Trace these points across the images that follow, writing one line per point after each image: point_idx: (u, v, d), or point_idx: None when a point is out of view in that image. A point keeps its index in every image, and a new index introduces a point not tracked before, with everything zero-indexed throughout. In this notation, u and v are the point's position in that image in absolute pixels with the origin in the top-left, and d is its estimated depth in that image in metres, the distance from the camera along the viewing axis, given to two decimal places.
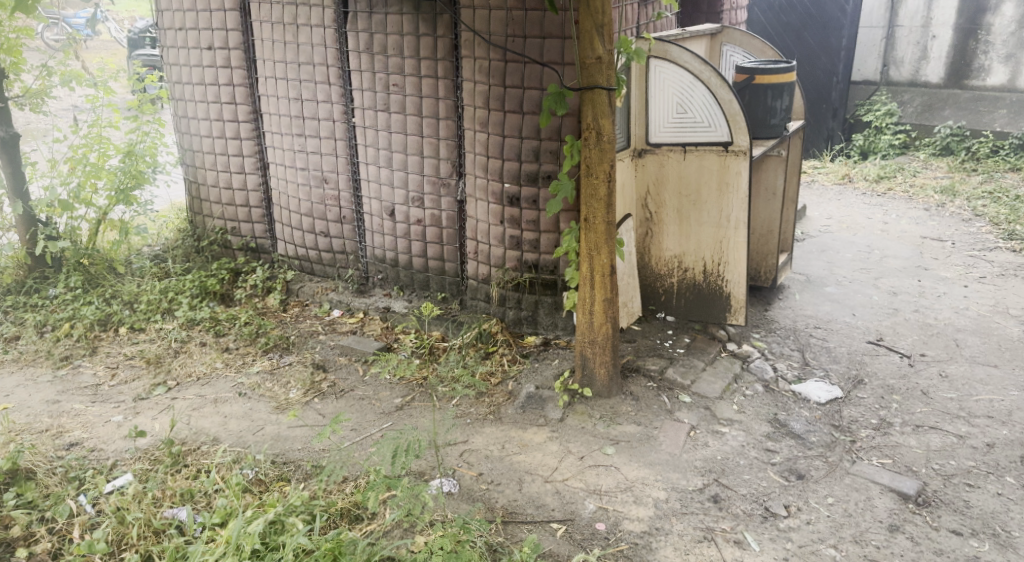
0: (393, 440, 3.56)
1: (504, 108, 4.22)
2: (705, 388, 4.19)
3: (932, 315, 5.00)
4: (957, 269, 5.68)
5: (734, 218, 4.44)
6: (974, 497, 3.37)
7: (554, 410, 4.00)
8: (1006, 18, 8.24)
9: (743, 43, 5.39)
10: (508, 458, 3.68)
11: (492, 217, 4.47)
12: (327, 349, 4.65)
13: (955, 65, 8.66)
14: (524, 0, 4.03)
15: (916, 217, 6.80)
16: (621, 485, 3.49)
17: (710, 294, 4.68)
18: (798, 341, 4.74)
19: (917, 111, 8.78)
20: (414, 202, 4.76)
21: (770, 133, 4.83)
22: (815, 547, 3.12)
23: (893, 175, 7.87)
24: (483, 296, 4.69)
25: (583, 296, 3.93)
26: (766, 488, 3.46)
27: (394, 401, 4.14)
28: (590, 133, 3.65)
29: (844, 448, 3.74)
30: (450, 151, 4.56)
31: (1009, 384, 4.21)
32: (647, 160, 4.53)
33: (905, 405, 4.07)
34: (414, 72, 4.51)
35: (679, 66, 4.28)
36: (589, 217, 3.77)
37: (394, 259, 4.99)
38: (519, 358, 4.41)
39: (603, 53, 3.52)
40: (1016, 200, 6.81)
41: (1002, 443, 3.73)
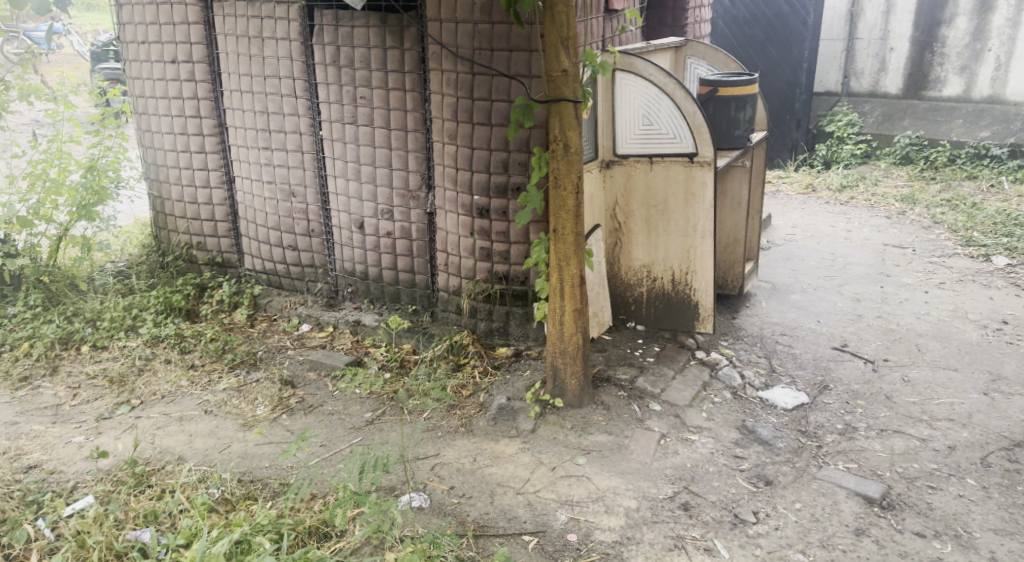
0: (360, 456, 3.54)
1: (472, 121, 4.24)
2: (675, 397, 4.22)
3: (894, 321, 5.09)
4: (918, 275, 5.79)
5: (701, 227, 4.50)
6: (936, 499, 3.44)
7: (526, 421, 4.00)
8: (960, 31, 8.45)
9: (708, 56, 5.48)
10: (479, 470, 3.67)
11: (462, 229, 4.47)
12: (295, 364, 4.61)
13: (912, 77, 8.84)
14: (490, 14, 4.05)
15: (878, 225, 6.92)
16: (593, 495, 3.50)
17: (678, 303, 4.73)
18: (765, 348, 4.80)
19: (877, 121, 8.96)
20: (383, 214, 4.75)
21: (734, 144, 4.90)
22: (783, 553, 3.15)
23: (855, 184, 8.01)
24: (454, 307, 4.69)
25: (553, 307, 3.94)
26: (735, 495, 3.50)
27: (364, 416, 4.11)
28: (557, 145, 3.68)
29: (811, 453, 3.79)
30: (419, 164, 4.55)
31: (969, 387, 4.29)
32: (614, 171, 4.57)
33: (869, 409, 4.13)
34: (381, 84, 4.51)
35: (644, 79, 4.34)
36: (559, 228, 3.80)
37: (364, 272, 4.97)
38: (491, 370, 4.41)
39: (569, 66, 3.55)
40: (974, 208, 6.97)
41: (963, 445, 3.80)
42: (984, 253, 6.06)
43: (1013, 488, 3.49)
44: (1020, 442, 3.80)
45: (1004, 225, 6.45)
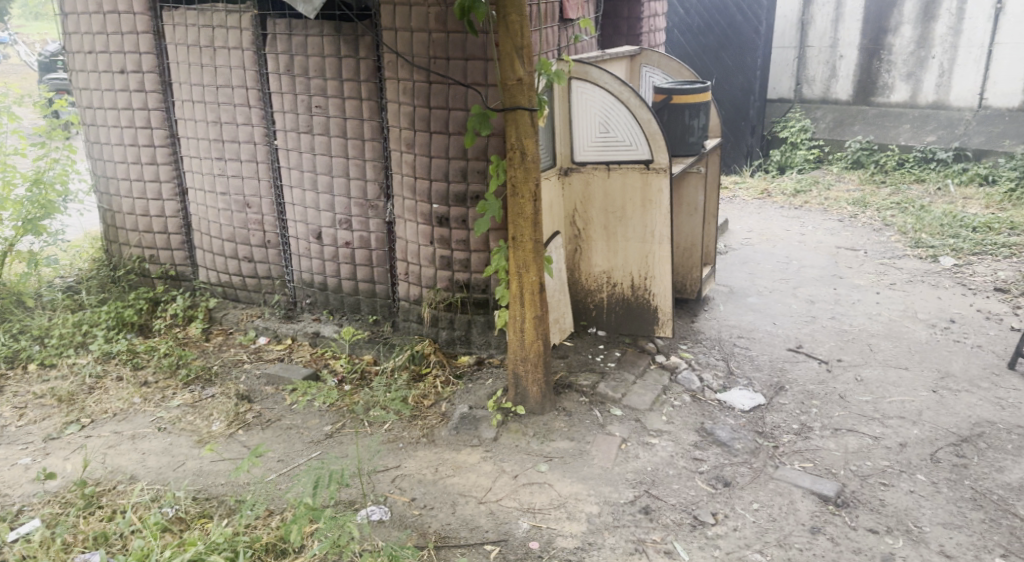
0: (315, 470, 3.51)
1: (429, 129, 4.23)
2: (636, 401, 4.25)
3: (847, 322, 5.18)
4: (870, 276, 5.92)
5: (658, 233, 4.55)
6: (889, 496, 3.50)
7: (488, 429, 3.99)
8: (905, 39, 8.66)
9: (661, 64, 5.54)
10: (441, 481, 3.66)
11: (421, 238, 4.46)
12: (252, 379, 4.54)
13: (862, 83, 9.05)
14: (445, 23, 4.05)
15: (831, 228, 7.06)
16: (554, 502, 3.50)
17: (638, 308, 4.77)
18: (723, 351, 4.85)
19: (829, 126, 9.11)
20: (341, 224, 4.71)
21: (689, 150, 4.97)
22: (741, 553, 3.19)
23: (808, 189, 8.15)
24: (416, 317, 4.67)
25: (514, 314, 3.95)
26: (694, 497, 3.53)
27: (323, 429, 4.07)
28: (514, 153, 3.69)
29: (768, 453, 3.84)
30: (377, 173, 4.53)
31: (919, 385, 4.39)
32: (572, 178, 4.59)
33: (824, 409, 4.20)
34: (336, 93, 4.48)
35: (600, 87, 4.38)
36: (517, 235, 3.81)
37: (322, 283, 4.92)
38: (453, 379, 4.40)
39: (524, 75, 3.56)
40: (922, 210, 7.14)
41: (913, 441, 3.88)
42: (932, 254, 6.21)
43: (961, 482, 3.57)
44: (967, 438, 3.90)
45: (950, 227, 6.62)
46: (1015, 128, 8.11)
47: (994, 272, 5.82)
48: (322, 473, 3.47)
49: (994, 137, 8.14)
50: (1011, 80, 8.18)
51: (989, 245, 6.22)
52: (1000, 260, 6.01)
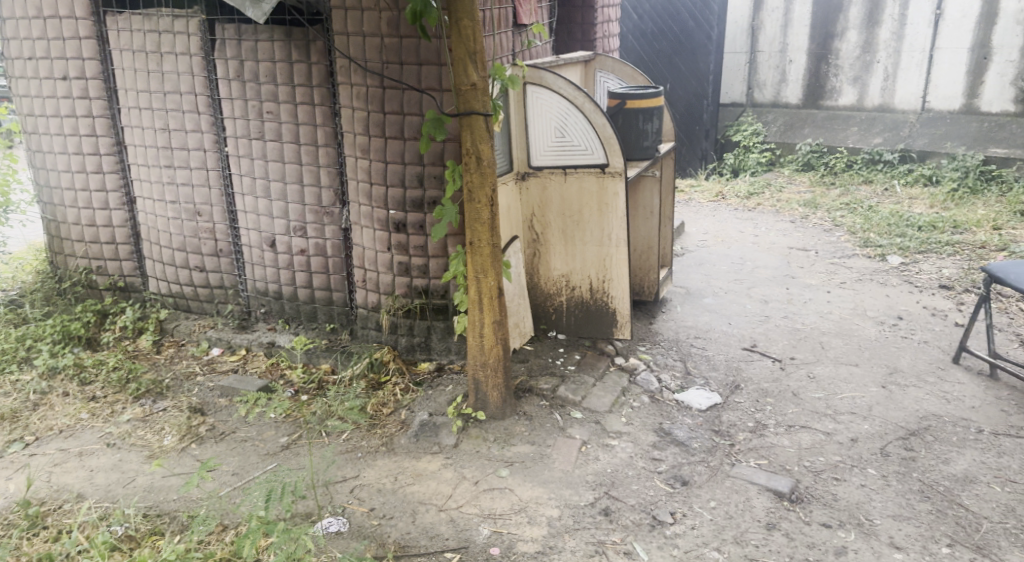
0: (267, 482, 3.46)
1: (384, 134, 4.21)
2: (596, 403, 4.27)
3: (800, 321, 5.28)
4: (821, 276, 6.03)
5: (615, 236, 4.59)
6: (841, 490, 3.57)
7: (448, 436, 3.97)
8: (852, 43, 8.85)
9: (616, 70, 5.59)
10: (401, 490, 3.63)
11: (378, 244, 4.43)
12: (206, 391, 4.46)
13: (811, 87, 9.23)
14: (397, 28, 4.03)
15: (783, 229, 7.19)
16: (515, 507, 3.50)
17: (597, 311, 4.80)
18: (680, 352, 4.90)
19: (780, 129, 9.28)
20: (296, 231, 4.66)
21: (643, 154, 5.01)
22: (699, 552, 3.23)
23: (761, 191, 8.29)
24: (374, 324, 4.64)
25: (472, 320, 3.94)
26: (653, 497, 3.56)
27: (279, 441, 4.01)
28: (469, 158, 3.69)
29: (725, 452, 3.89)
30: (332, 179, 4.49)
31: (869, 381, 4.48)
32: (529, 183, 4.61)
33: (778, 407, 4.27)
34: (288, 98, 4.43)
35: (555, 92, 4.40)
36: (475, 240, 3.81)
37: (277, 291, 4.86)
38: (412, 387, 4.37)
39: (477, 80, 3.57)
40: (870, 210, 7.31)
41: (864, 436, 3.96)
42: (880, 253, 6.35)
43: (910, 475, 3.65)
44: (915, 431, 3.99)
45: (897, 226, 6.79)
46: (957, 130, 8.34)
47: (939, 269, 5.97)
48: (275, 485, 3.43)
49: (937, 139, 8.37)
50: (952, 84, 8.41)
51: (933, 243, 6.38)
52: (944, 257, 6.17)
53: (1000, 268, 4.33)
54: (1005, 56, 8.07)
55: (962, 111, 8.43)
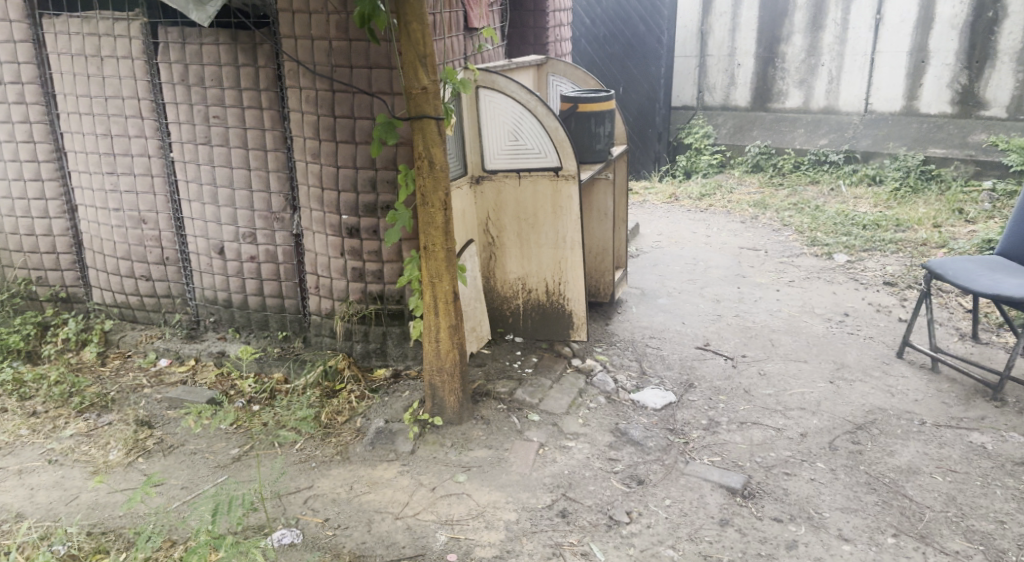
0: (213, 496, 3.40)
1: (335, 139, 4.17)
2: (553, 405, 4.29)
3: (750, 319, 5.36)
4: (771, 275, 6.14)
5: (569, 238, 4.61)
6: (792, 485, 3.63)
7: (405, 443, 3.94)
8: (797, 47, 9.04)
9: (568, 74, 5.61)
10: (357, 499, 3.59)
11: (331, 250, 4.39)
12: (153, 404, 4.37)
13: (758, 90, 9.39)
14: (346, 31, 4.00)
15: (734, 229, 7.30)
16: (472, 512, 3.49)
17: (553, 314, 4.82)
18: (636, 352, 4.94)
19: (729, 132, 9.42)
20: (245, 238, 4.59)
21: (596, 157, 5.04)
22: (655, 550, 3.26)
23: (713, 193, 8.41)
24: (328, 331, 4.58)
25: (427, 325, 3.93)
26: (609, 497, 3.58)
27: (230, 452, 3.94)
28: (422, 162, 3.68)
29: (679, 450, 3.93)
30: (282, 184, 4.44)
31: (817, 377, 4.57)
32: (484, 187, 4.61)
33: (730, 404, 4.33)
34: (235, 102, 4.37)
35: (507, 96, 4.41)
36: (429, 245, 3.79)
37: (227, 299, 4.78)
38: (368, 394, 4.33)
39: (428, 83, 3.56)
40: (816, 210, 7.46)
41: (813, 431, 4.04)
42: (827, 251, 6.49)
43: (857, 468, 3.73)
44: (861, 425, 4.08)
45: (843, 226, 6.94)
46: (898, 131, 8.56)
47: (883, 266, 6.12)
48: (222, 499, 3.37)
49: (880, 140, 8.57)
50: (892, 87, 8.63)
51: (877, 241, 6.54)
52: (888, 255, 6.32)
53: (940, 265, 4.44)
54: (941, 60, 8.32)
55: (902, 113, 8.65)
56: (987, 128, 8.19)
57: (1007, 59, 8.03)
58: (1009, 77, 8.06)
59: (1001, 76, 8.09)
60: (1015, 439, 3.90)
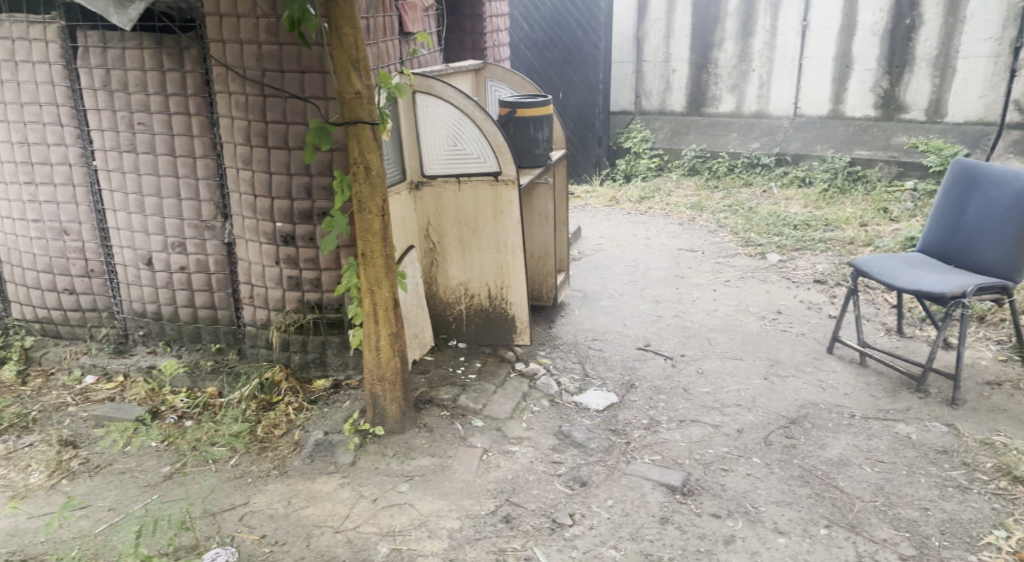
0: (138, 518, 3.29)
1: (267, 144, 4.09)
2: (496, 410, 4.26)
3: (689, 319, 5.43)
4: (708, 275, 6.23)
5: (511, 243, 4.61)
6: (729, 480, 3.68)
7: (345, 454, 3.88)
8: (729, 53, 9.21)
9: (506, 79, 5.61)
10: (295, 514, 3.52)
11: (266, 258, 4.30)
12: (78, 423, 4.21)
13: (693, 95, 9.55)
14: (277, 35, 3.93)
15: (672, 231, 7.40)
16: (415, 522, 3.45)
17: (496, 318, 4.82)
18: (579, 354, 4.95)
19: (667, 136, 9.55)
20: (175, 247, 4.47)
21: (536, 162, 5.04)
22: (597, 551, 3.27)
23: (652, 196, 8.51)
24: (264, 342, 4.49)
25: (368, 333, 3.87)
26: (552, 500, 3.57)
27: (161, 471, 3.82)
28: (357, 168, 3.63)
29: (620, 450, 3.95)
30: (212, 192, 4.32)
31: (752, 373, 4.65)
32: (424, 192, 4.56)
33: (669, 403, 4.37)
34: (161, 108, 4.25)
35: (443, 101, 4.38)
36: (367, 251, 3.74)
37: (156, 312, 4.64)
38: (307, 405, 4.25)
39: (362, 88, 3.52)
40: (750, 211, 7.61)
41: (749, 427, 4.10)
42: (760, 251, 6.62)
43: (791, 462, 3.80)
44: (794, 420, 4.15)
45: (775, 226, 7.09)
46: (826, 134, 8.79)
47: (814, 265, 6.26)
48: (146, 521, 3.27)
49: (809, 142, 8.78)
50: (819, 91, 8.86)
51: (808, 240, 6.69)
52: (818, 254, 6.48)
53: (865, 262, 4.56)
54: (865, 65, 8.58)
55: (829, 116, 8.90)
56: (907, 130, 8.47)
57: (924, 64, 8.31)
58: (926, 82, 8.35)
59: (919, 81, 8.38)
60: (938, 428, 4.02)
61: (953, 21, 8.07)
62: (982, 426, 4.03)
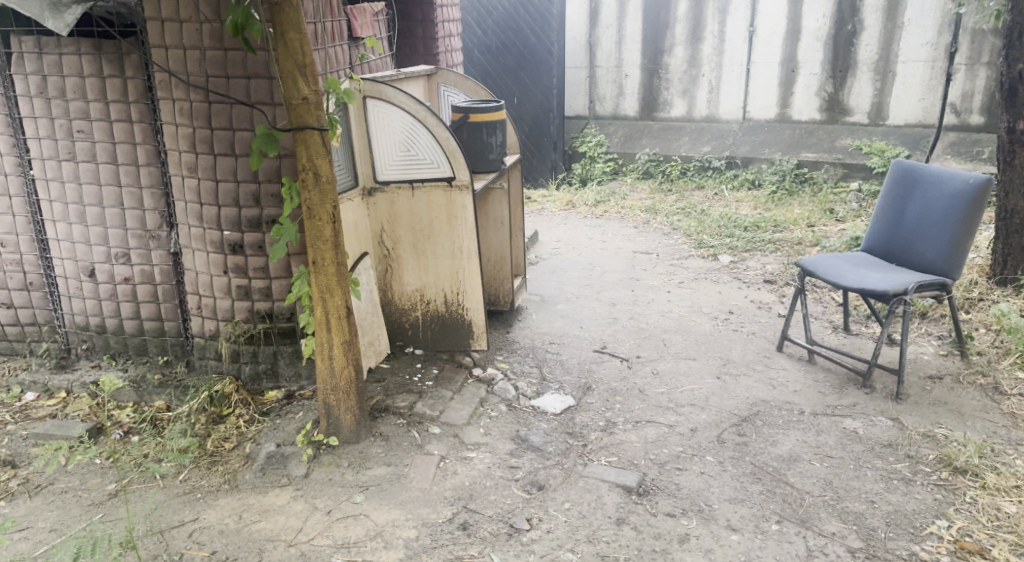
0: (79, 537, 3.20)
1: (213, 152, 4.01)
2: (453, 417, 4.23)
3: (644, 320, 5.46)
4: (662, 277, 6.28)
5: (466, 248, 4.58)
6: (683, 479, 3.70)
7: (298, 466, 3.81)
8: (679, 58, 9.31)
9: (459, 84, 5.58)
10: (246, 528, 3.44)
11: (213, 267, 4.20)
12: (18, 442, 4.06)
13: (645, 100, 9.63)
14: (221, 40, 3.85)
15: (627, 234, 7.45)
16: (370, 533, 3.40)
17: (453, 324, 4.78)
18: (536, 358, 4.94)
19: (621, 140, 9.61)
20: (119, 258, 4.37)
21: (490, 167, 5.02)
22: (554, 554, 3.26)
23: (608, 199, 8.56)
24: (213, 353, 4.39)
25: (320, 342, 3.81)
26: (509, 505, 3.55)
27: (106, 488, 3.71)
28: (306, 174, 3.57)
29: (577, 453, 3.94)
30: (156, 200, 4.23)
31: (705, 373, 4.70)
32: (377, 199, 4.51)
33: (625, 404, 4.38)
34: (101, 115, 4.16)
35: (394, 106, 4.35)
36: (318, 259, 3.68)
37: (100, 325, 4.53)
38: (258, 417, 4.17)
39: (309, 93, 3.46)
40: (702, 214, 7.69)
41: (702, 426, 4.13)
42: (713, 253, 6.69)
43: (743, 459, 3.83)
44: (746, 418, 4.20)
45: (726, 228, 7.18)
46: (774, 137, 8.93)
47: (764, 265, 6.35)
48: (86, 541, 3.17)
49: (758, 146, 8.92)
50: (767, 96, 9.00)
51: (758, 241, 6.79)
52: (768, 254, 6.58)
53: (812, 263, 4.63)
54: (810, 70, 8.75)
55: (776, 120, 9.05)
56: (851, 133, 8.65)
57: (866, 69, 8.49)
58: (868, 86, 8.53)
59: (861, 85, 8.55)
60: (883, 423, 4.10)
61: (892, 27, 8.26)
62: (926, 419, 4.11)
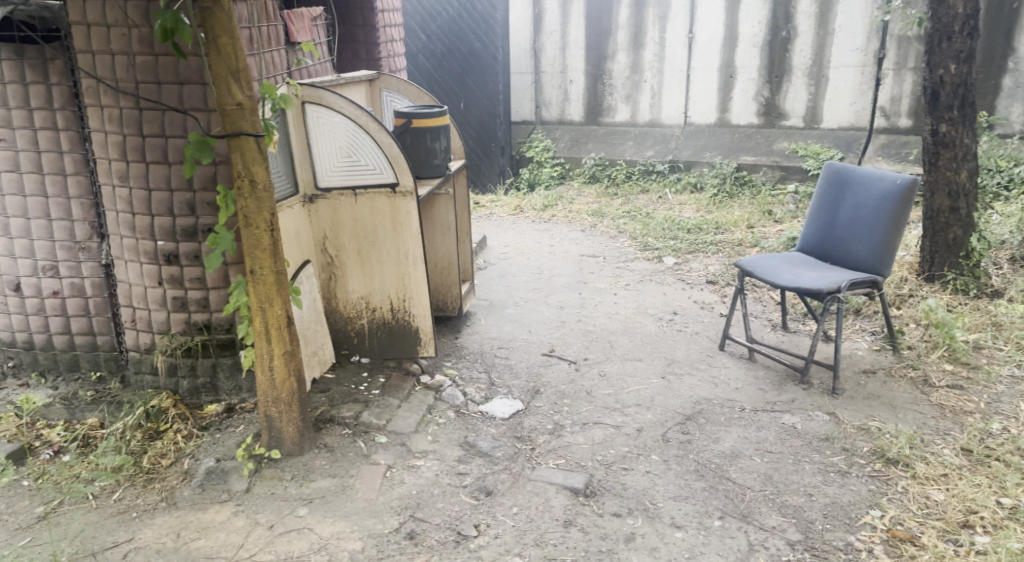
0: None
1: (145, 159, 3.89)
2: (400, 425, 4.18)
3: (591, 323, 5.48)
4: (609, 279, 6.32)
5: (411, 254, 4.53)
6: (629, 479, 3.71)
7: (239, 481, 3.72)
8: (621, 64, 9.39)
9: (401, 90, 5.53)
10: (184, 547, 3.35)
11: (147, 279, 4.09)
12: None
13: (590, 105, 9.70)
14: (151, 45, 3.74)
15: (574, 238, 7.47)
16: (314, 546, 3.33)
17: (400, 331, 4.73)
18: (485, 363, 4.92)
19: (567, 145, 9.66)
20: (47, 270, 4.25)
21: (434, 172, 4.99)
22: (502, 559, 3.24)
23: (555, 203, 8.58)
24: (149, 368, 4.26)
25: (260, 353, 3.72)
26: (457, 512, 3.52)
27: (35, 511, 3.57)
28: (242, 182, 3.50)
29: (525, 456, 3.93)
30: (86, 211, 4.13)
31: (651, 373, 4.73)
32: (318, 206, 4.45)
33: (573, 407, 4.38)
34: (25, 123, 4.04)
35: (334, 112, 4.28)
36: (256, 268, 3.60)
37: (28, 340, 4.40)
38: (197, 432, 4.05)
39: (244, 99, 3.39)
40: (647, 217, 7.76)
41: (648, 425, 4.16)
42: (657, 255, 6.75)
43: (687, 457, 3.87)
44: (690, 416, 4.23)
45: (670, 230, 7.26)
46: (714, 141, 9.08)
47: (706, 266, 6.43)
48: None
49: (699, 149, 9.05)
50: (706, 101, 9.13)
51: (700, 244, 6.87)
52: (710, 256, 6.66)
53: (750, 263, 4.70)
54: (747, 75, 8.90)
55: (716, 124, 9.19)
56: (788, 136, 8.82)
57: (801, 74, 8.67)
58: (803, 90, 8.71)
59: (796, 90, 8.74)
60: (821, 418, 4.17)
61: (824, 33, 8.45)
62: (860, 413, 4.20)
